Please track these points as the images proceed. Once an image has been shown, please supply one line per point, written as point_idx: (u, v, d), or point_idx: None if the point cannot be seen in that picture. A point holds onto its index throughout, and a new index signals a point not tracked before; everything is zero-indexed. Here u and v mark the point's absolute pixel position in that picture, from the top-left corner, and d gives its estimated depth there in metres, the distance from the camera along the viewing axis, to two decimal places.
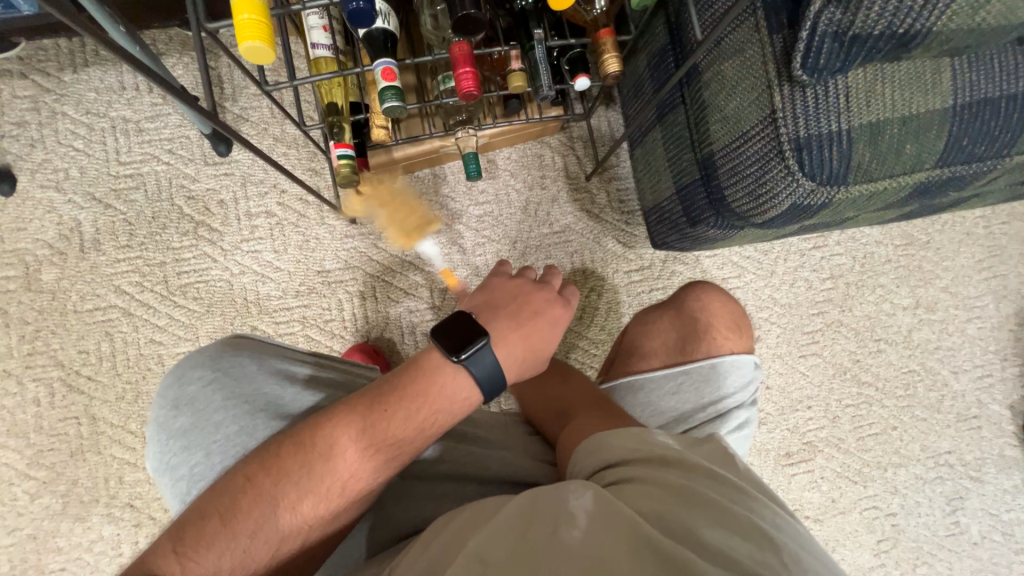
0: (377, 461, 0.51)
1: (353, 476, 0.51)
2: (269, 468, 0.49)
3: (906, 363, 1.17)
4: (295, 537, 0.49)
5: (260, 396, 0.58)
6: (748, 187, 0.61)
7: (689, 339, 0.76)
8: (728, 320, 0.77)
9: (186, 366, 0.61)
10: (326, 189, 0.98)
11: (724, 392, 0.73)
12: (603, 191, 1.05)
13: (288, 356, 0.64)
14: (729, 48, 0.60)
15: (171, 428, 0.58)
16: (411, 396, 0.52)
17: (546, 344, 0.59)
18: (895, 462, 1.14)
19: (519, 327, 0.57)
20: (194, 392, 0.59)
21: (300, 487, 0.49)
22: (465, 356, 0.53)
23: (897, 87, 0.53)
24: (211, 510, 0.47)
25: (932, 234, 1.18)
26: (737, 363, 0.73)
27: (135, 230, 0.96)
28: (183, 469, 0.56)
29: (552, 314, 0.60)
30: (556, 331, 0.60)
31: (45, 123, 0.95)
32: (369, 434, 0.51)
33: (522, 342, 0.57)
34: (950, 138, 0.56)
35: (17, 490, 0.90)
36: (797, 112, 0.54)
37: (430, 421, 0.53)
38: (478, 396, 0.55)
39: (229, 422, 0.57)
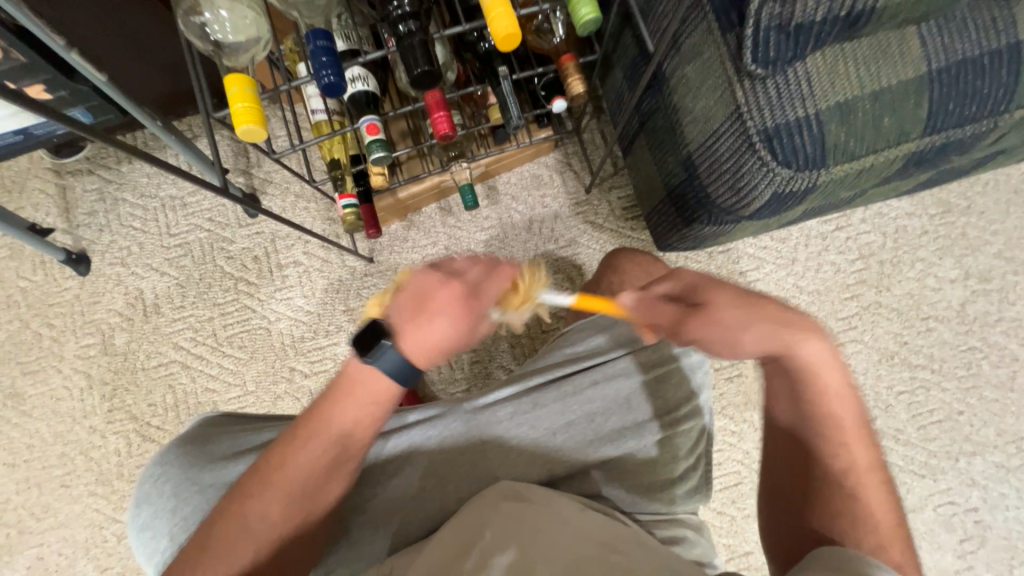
0: (322, 464, 0.54)
1: (306, 484, 0.54)
2: (229, 498, 0.54)
3: (964, 340, 1.07)
4: (268, 549, 0.54)
5: (206, 473, 0.63)
6: (728, 182, 0.61)
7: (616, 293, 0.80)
8: (641, 272, 0.81)
9: (146, 466, 0.66)
10: (344, 235, 1.07)
11: None
12: (604, 201, 1.07)
13: (240, 430, 0.68)
14: (688, 52, 0.61)
15: (138, 523, 0.63)
16: (341, 403, 0.54)
17: (456, 332, 0.51)
18: (969, 451, 1.04)
19: (420, 322, 0.50)
20: (149, 488, 0.64)
21: (260, 506, 0.53)
22: (372, 356, 0.52)
23: (863, 62, 0.53)
24: (187, 555, 0.53)
25: (971, 198, 1.10)
26: None
27: (186, 292, 1.08)
28: (158, 556, 0.62)
29: (460, 301, 0.50)
30: (468, 321, 0.50)
31: (110, 209, 1.11)
32: (316, 442, 0.54)
33: (426, 336, 0.51)
34: (933, 103, 0.54)
35: (106, 532, 1.02)
36: (761, 103, 0.54)
37: (360, 420, 0.54)
38: (398, 387, 0.54)
39: (184, 503, 0.62)
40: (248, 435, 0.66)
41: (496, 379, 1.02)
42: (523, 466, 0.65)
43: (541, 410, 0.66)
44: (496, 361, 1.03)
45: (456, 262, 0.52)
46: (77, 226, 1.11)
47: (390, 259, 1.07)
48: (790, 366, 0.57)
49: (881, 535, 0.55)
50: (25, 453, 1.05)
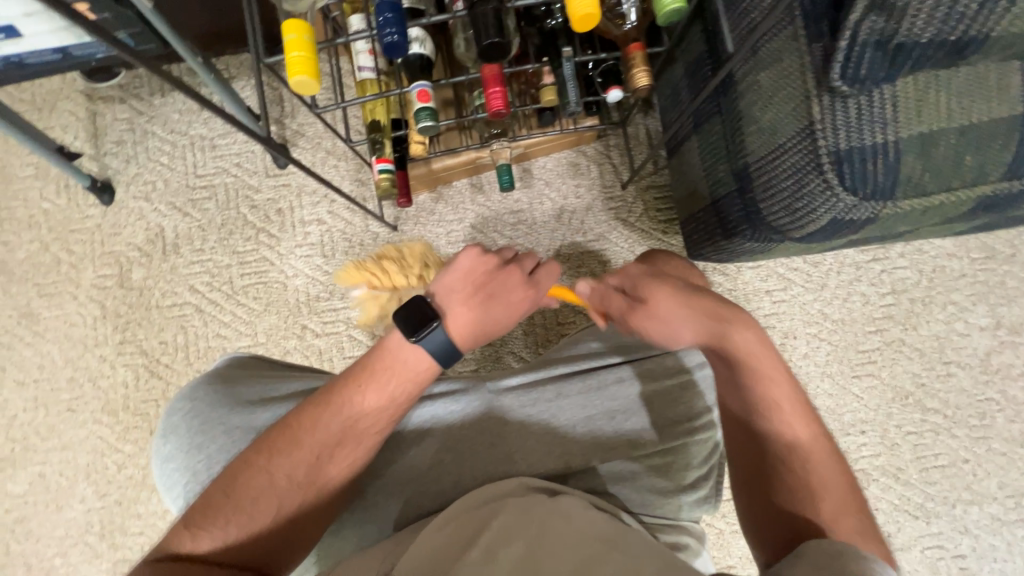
0: (361, 427, 0.56)
1: (338, 444, 0.56)
2: (261, 446, 0.54)
3: (982, 390, 1.05)
4: (292, 502, 0.54)
5: (234, 416, 0.63)
6: (784, 201, 0.59)
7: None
8: (677, 272, 0.77)
9: (175, 398, 0.67)
10: (371, 199, 1.05)
11: None
12: (639, 200, 1.04)
13: (267, 376, 0.68)
14: (765, 58, 0.58)
15: (163, 453, 0.65)
16: (383, 369, 0.57)
17: (503, 320, 0.60)
18: (966, 500, 1.03)
19: (473, 308, 0.58)
20: (177, 420, 0.65)
21: (293, 458, 0.54)
22: (420, 337, 0.56)
23: (956, 93, 0.49)
24: (210, 494, 0.53)
25: (1017, 246, 1.06)
26: None
27: (207, 236, 1.08)
28: (180, 491, 0.63)
29: (514, 296, 0.60)
30: (514, 312, 0.61)
31: (138, 141, 1.09)
32: (355, 406, 0.56)
33: (474, 322, 0.58)
34: (1020, 147, 0.51)
35: (107, 460, 1.04)
36: (837, 123, 0.51)
37: (400, 389, 0.57)
38: (438, 367, 0.58)
39: (209, 443, 0.62)
40: (277, 384, 0.66)
41: (506, 365, 1.01)
42: (539, 454, 0.64)
43: (564, 400, 0.66)
44: (508, 347, 1.02)
45: (505, 259, 0.61)
46: (104, 154, 1.09)
47: (415, 230, 1.05)
48: (726, 356, 0.58)
49: (838, 510, 0.53)
50: (35, 373, 1.06)
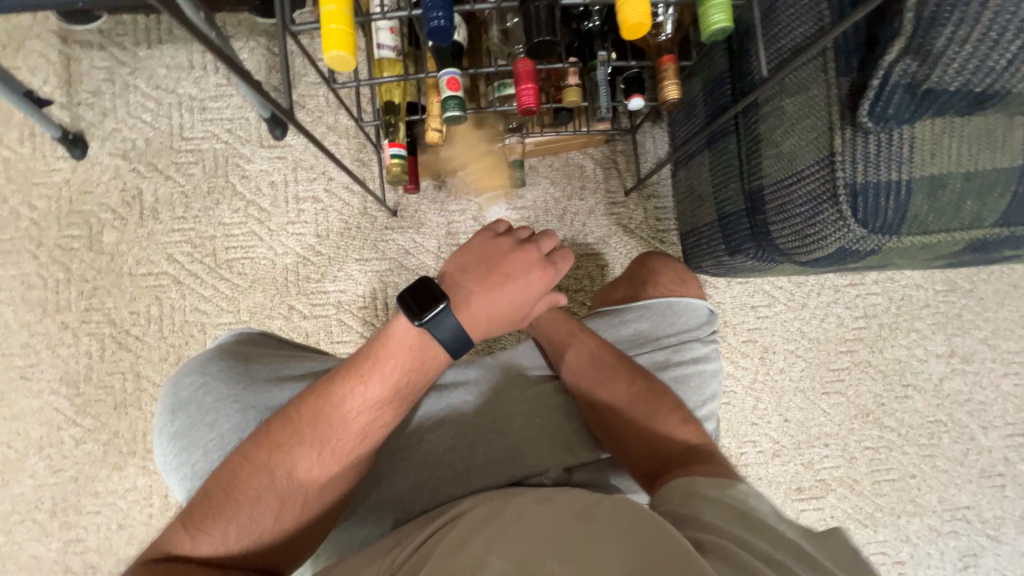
0: (363, 419, 0.55)
1: (341, 438, 0.54)
2: (261, 442, 0.53)
3: (933, 412, 1.14)
4: (296, 497, 0.53)
5: (249, 394, 0.63)
6: (796, 227, 0.61)
7: (644, 286, 0.80)
8: (671, 274, 0.82)
9: (180, 372, 0.66)
10: (371, 181, 1.01)
11: (681, 326, 0.74)
12: (641, 208, 1.06)
13: (280, 357, 0.69)
14: (791, 85, 0.59)
15: (170, 430, 0.63)
16: (384, 359, 0.55)
17: (513, 306, 0.58)
18: (910, 511, 1.12)
19: (486, 291, 0.57)
20: (186, 396, 0.64)
21: (294, 453, 0.53)
22: (427, 318, 0.53)
23: (966, 141, 0.53)
24: (213, 490, 0.52)
25: (975, 282, 1.15)
26: (692, 305, 0.75)
27: (190, 203, 1.01)
28: (187, 467, 0.61)
29: (527, 279, 0.59)
30: (528, 297, 0.59)
31: (118, 94, 1.01)
32: (356, 398, 0.54)
33: (486, 306, 0.57)
34: (1015, 198, 0.55)
35: (63, 434, 0.97)
36: (856, 157, 0.54)
37: (404, 378, 0.56)
38: (445, 355, 0.57)
39: (222, 421, 0.62)
40: (291, 363, 0.67)
41: None
42: (547, 443, 0.67)
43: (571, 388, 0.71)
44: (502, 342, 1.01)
45: (516, 241, 0.61)
46: (78, 103, 1.00)
47: (415, 217, 1.02)
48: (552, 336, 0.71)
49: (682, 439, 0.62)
50: None
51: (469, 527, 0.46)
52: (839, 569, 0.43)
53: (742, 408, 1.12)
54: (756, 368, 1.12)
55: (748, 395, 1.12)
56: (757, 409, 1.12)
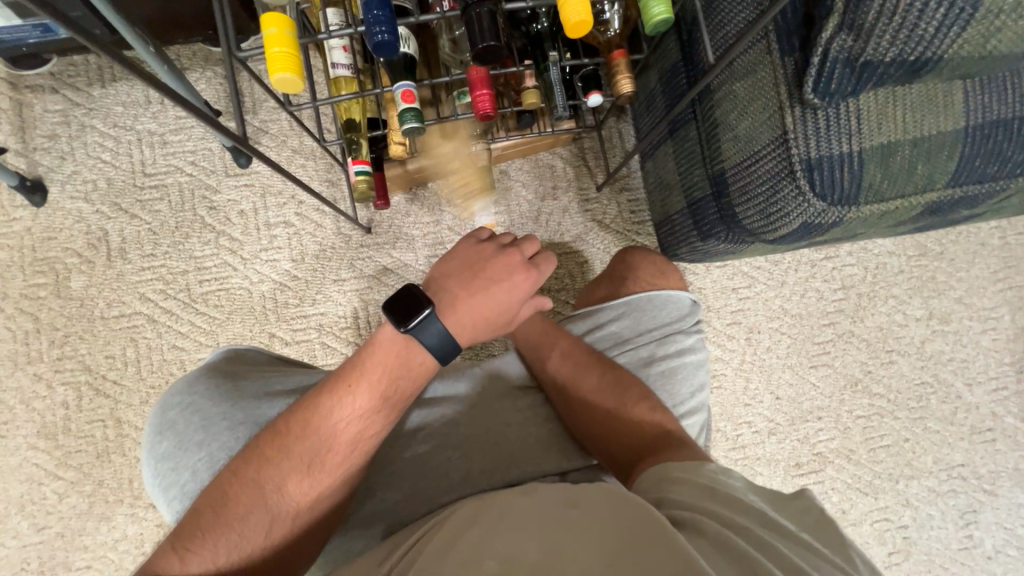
0: (353, 429, 0.54)
1: (331, 451, 0.53)
2: (250, 458, 0.52)
3: (919, 375, 1.16)
4: (288, 513, 0.52)
5: (238, 411, 0.61)
6: (760, 206, 0.62)
7: (625, 282, 0.78)
8: (653, 268, 0.80)
9: (167, 393, 0.64)
10: (342, 200, 1.00)
11: (663, 320, 0.74)
12: (614, 202, 1.07)
13: (268, 372, 0.67)
14: (740, 70, 0.61)
15: (157, 453, 0.61)
16: (371, 367, 0.54)
17: (500, 308, 0.58)
18: (908, 475, 1.14)
19: (472, 295, 0.57)
20: (173, 417, 0.62)
21: (284, 469, 0.52)
22: (412, 326, 0.53)
23: (909, 108, 0.54)
24: (201, 511, 0.51)
25: (945, 244, 1.17)
26: (673, 299, 0.75)
27: (159, 240, 0.99)
28: (175, 489, 0.59)
29: (511, 281, 0.58)
30: (514, 299, 0.59)
31: (75, 136, 0.99)
32: (345, 408, 0.53)
33: (472, 310, 0.57)
34: (963, 158, 0.57)
35: (45, 489, 0.94)
36: (808, 133, 0.55)
37: (392, 387, 0.55)
38: (433, 362, 0.56)
39: (210, 440, 0.60)
40: (280, 378, 0.66)
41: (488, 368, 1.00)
42: (540, 444, 0.67)
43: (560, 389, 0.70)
44: (489, 349, 1.00)
45: (499, 242, 0.61)
46: (34, 149, 0.98)
47: (389, 232, 1.02)
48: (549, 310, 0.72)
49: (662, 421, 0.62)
50: None
51: (451, 530, 0.45)
52: (811, 537, 0.45)
53: (734, 390, 1.13)
54: (744, 349, 1.13)
55: (739, 376, 1.13)
56: (749, 390, 1.13)
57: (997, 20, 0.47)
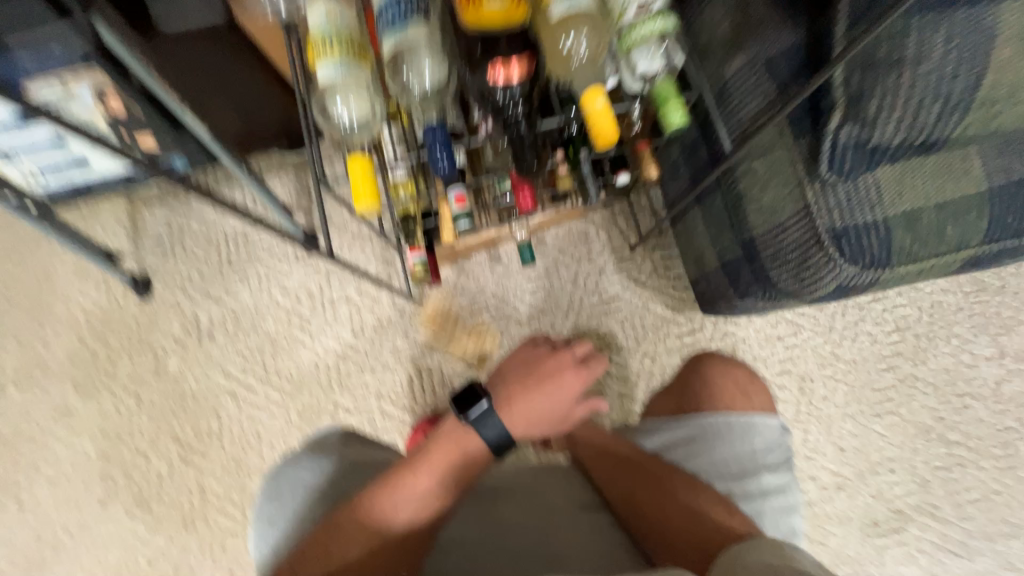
0: (415, 507, 0.58)
1: (394, 527, 0.57)
2: (323, 528, 0.57)
3: (1000, 419, 1.08)
4: None
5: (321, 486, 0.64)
6: (792, 271, 0.65)
7: (700, 397, 0.75)
8: (735, 386, 0.76)
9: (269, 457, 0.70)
10: (397, 276, 1.11)
11: (748, 451, 0.72)
12: (648, 261, 1.12)
13: (355, 447, 0.71)
14: (757, 148, 0.66)
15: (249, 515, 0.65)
16: (438, 448, 0.61)
17: (552, 406, 0.63)
18: (1006, 534, 1.04)
19: (527, 390, 0.62)
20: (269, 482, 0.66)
21: (349, 540, 0.56)
22: (473, 417, 0.61)
23: (929, 176, 0.57)
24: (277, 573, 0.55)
25: (1006, 278, 1.12)
26: (758, 425, 0.73)
27: (241, 321, 1.13)
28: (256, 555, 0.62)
29: (564, 379, 0.64)
30: (565, 397, 0.64)
31: (175, 236, 1.16)
32: (413, 487, 0.59)
33: (525, 404, 0.62)
34: (993, 217, 0.59)
35: (141, 556, 1.03)
36: (830, 205, 0.59)
37: (453, 471, 0.61)
38: (487, 452, 0.62)
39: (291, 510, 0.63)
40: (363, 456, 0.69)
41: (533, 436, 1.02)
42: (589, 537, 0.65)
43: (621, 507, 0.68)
44: None
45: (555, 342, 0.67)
46: (143, 250, 1.16)
47: (439, 304, 1.11)
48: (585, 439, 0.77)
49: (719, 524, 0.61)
50: (69, 471, 1.07)
51: None
52: None
53: (792, 443, 1.08)
54: (797, 399, 1.10)
55: (796, 428, 1.09)
56: (809, 441, 1.09)
57: (989, 107, 0.54)
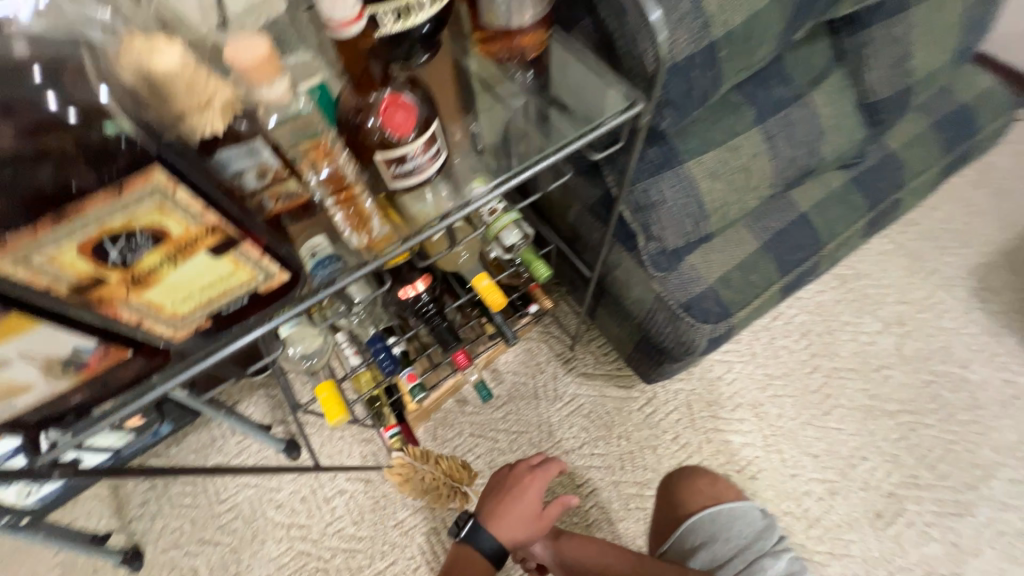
0: None
1: None
2: None
3: (919, 377, 1.26)
4: None
5: None
6: (674, 339, 0.84)
7: (680, 508, 0.95)
8: (709, 493, 0.95)
9: None
10: (380, 451, 1.19)
11: (741, 544, 0.86)
12: (588, 354, 1.28)
13: None
14: (609, 265, 0.86)
15: None
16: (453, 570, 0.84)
17: (523, 505, 0.90)
18: (982, 476, 1.14)
19: (501, 499, 0.90)
20: None
21: None
22: (465, 531, 0.88)
23: (722, 249, 0.81)
24: None
25: (858, 264, 1.38)
26: (742, 516, 0.89)
27: (241, 555, 1.13)
28: None
29: (526, 481, 0.92)
30: (532, 495, 0.91)
31: (155, 495, 1.18)
32: None
33: (502, 512, 0.89)
34: (775, 259, 0.83)
35: None
36: (672, 289, 0.79)
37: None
38: (488, 564, 0.86)
39: None
40: None
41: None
42: None
43: None
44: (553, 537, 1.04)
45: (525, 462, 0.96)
46: (127, 520, 1.17)
47: None
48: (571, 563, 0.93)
49: None
50: None
51: None
52: None
53: (774, 467, 1.18)
54: (759, 426, 1.22)
55: (771, 452, 1.19)
56: (787, 460, 1.18)
57: (733, 193, 0.74)
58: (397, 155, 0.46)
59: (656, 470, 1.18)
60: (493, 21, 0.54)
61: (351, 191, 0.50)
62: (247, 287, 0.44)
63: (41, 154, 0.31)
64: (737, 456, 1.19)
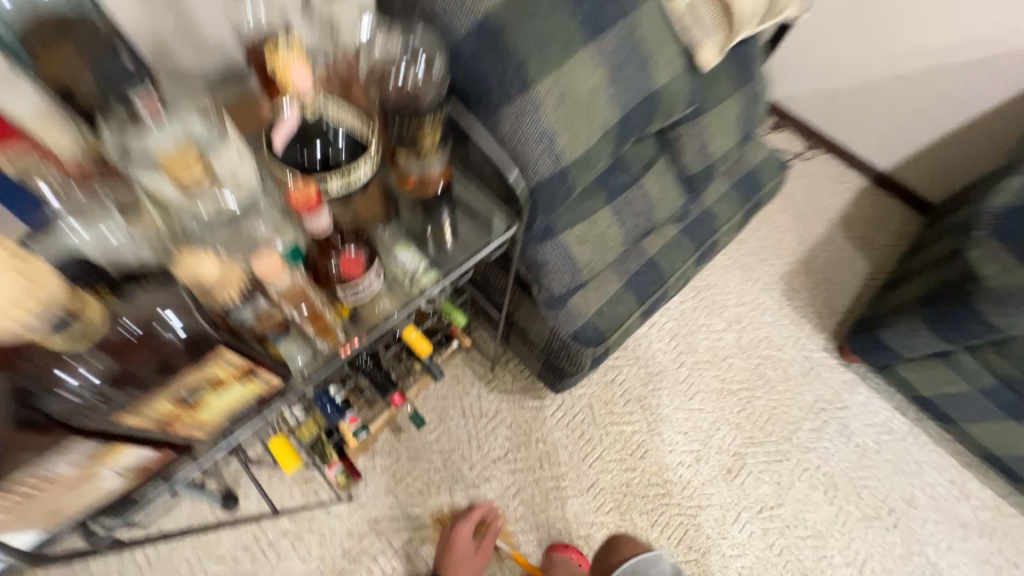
0: None
1: None
2: None
3: (752, 360, 1.67)
4: None
5: None
6: (567, 359, 1.08)
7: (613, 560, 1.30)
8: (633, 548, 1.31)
9: None
10: (322, 487, 1.28)
11: None
12: (507, 372, 1.49)
13: None
14: (515, 304, 1.09)
15: None
16: None
17: (462, 554, 1.24)
18: (795, 429, 1.56)
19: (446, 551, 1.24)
20: None
21: None
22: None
23: (596, 289, 1.06)
24: None
25: (707, 277, 1.79)
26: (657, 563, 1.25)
27: None
28: None
29: (459, 536, 1.24)
30: (461, 550, 1.24)
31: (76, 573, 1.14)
32: None
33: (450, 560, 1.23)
34: (634, 292, 1.11)
35: None
36: (562, 324, 1.03)
37: None
38: None
39: None
40: None
41: None
42: None
43: None
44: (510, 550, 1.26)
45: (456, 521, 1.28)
46: None
47: (366, 490, 1.30)
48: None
49: None
50: None
51: None
52: None
53: (657, 446, 1.49)
54: (644, 414, 1.53)
55: (654, 434, 1.50)
56: (666, 439, 1.50)
57: (597, 251, 0.99)
58: (356, 286, 0.64)
59: (568, 464, 1.43)
60: (410, 170, 0.68)
61: (324, 314, 0.65)
62: (262, 397, 0.60)
63: (162, 368, 0.48)
64: (629, 441, 1.48)
